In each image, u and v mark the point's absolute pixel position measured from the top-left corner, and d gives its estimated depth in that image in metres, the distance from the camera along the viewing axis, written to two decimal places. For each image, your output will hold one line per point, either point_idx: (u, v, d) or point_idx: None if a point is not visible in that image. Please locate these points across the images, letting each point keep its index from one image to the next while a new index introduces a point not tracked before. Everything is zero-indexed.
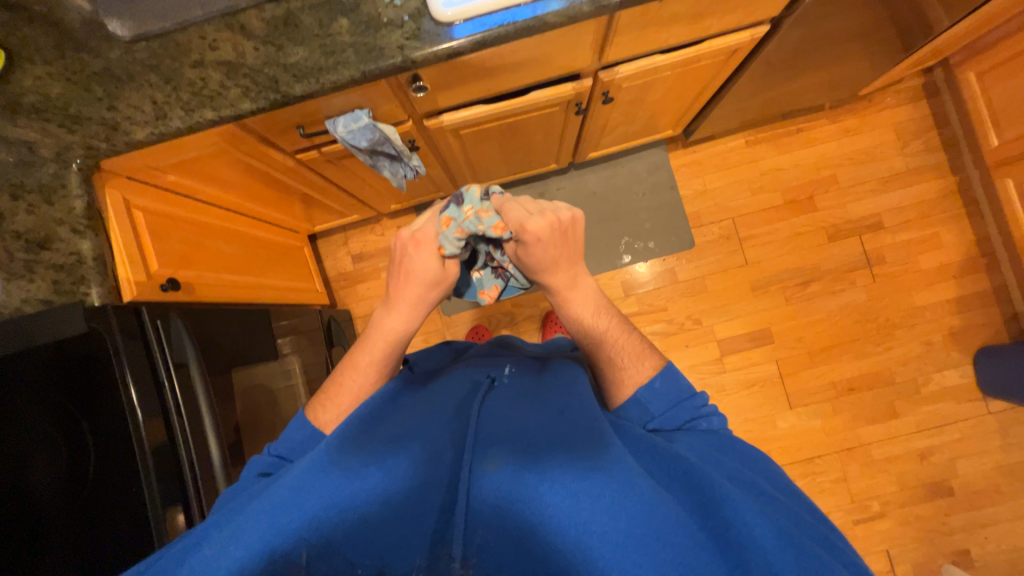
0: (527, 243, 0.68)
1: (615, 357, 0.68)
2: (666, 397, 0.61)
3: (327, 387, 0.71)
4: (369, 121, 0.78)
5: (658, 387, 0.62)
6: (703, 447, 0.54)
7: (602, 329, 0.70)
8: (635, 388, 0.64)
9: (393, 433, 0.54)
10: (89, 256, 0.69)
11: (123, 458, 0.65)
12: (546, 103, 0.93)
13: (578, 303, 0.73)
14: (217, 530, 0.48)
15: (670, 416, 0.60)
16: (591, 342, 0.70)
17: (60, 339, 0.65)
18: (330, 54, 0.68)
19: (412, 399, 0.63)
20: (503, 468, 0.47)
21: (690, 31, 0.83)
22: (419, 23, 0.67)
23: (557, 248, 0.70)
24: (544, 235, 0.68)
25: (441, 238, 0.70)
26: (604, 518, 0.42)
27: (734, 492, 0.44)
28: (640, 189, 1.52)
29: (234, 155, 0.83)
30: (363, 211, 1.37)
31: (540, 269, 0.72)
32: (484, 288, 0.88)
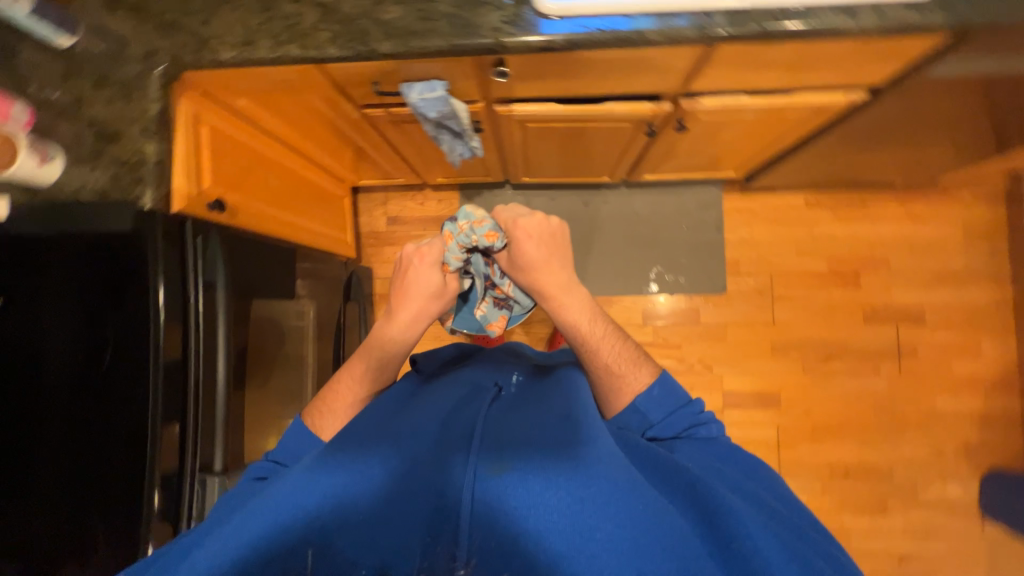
0: (520, 239, 0.74)
1: (611, 365, 0.69)
2: (665, 404, 0.66)
3: (323, 395, 0.73)
4: (443, 94, 0.78)
5: (657, 394, 0.67)
6: (700, 455, 0.59)
7: (598, 337, 0.71)
8: (634, 395, 0.67)
9: (389, 430, 0.55)
10: (151, 158, 0.71)
11: (133, 364, 0.66)
12: (619, 117, 0.91)
13: (573, 309, 0.73)
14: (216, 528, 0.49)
15: (669, 423, 0.65)
16: (588, 350, 0.70)
17: (105, 231, 0.68)
18: (425, 20, 0.67)
19: (413, 401, 0.64)
20: (506, 469, 0.47)
21: (785, 80, 0.80)
22: (520, 9, 0.67)
23: (550, 248, 0.75)
24: (535, 231, 0.74)
25: (447, 252, 0.77)
26: (607, 526, 0.43)
27: (737, 506, 0.47)
28: (685, 224, 1.49)
29: (307, 95, 0.85)
30: (409, 177, 1.38)
31: (534, 273, 0.75)
32: (490, 320, 0.90)
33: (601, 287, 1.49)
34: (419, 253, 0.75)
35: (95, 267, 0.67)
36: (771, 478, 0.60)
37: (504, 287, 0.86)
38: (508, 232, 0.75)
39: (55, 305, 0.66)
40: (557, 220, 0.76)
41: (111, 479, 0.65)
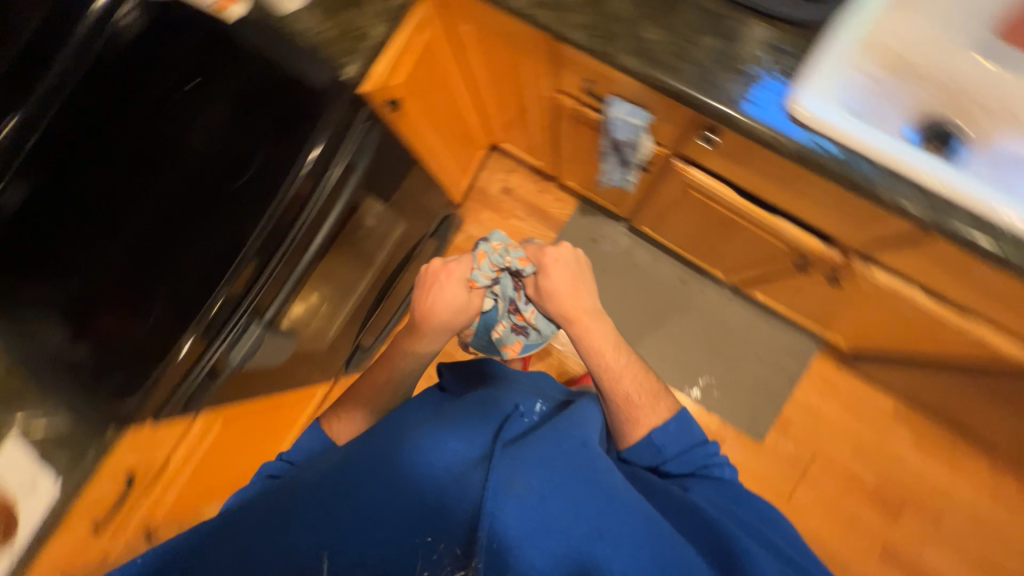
0: (550, 269, 0.84)
1: (632, 397, 0.77)
2: (680, 440, 0.72)
3: (341, 402, 0.83)
4: (640, 125, 0.77)
5: (672, 429, 0.73)
6: (711, 494, 0.65)
7: (620, 368, 0.80)
8: (650, 428, 0.73)
9: (397, 445, 0.56)
10: (370, 39, 0.75)
11: (264, 196, 0.72)
12: (782, 237, 0.86)
13: (596, 334, 0.83)
14: (220, 525, 0.50)
15: (683, 461, 0.71)
16: (609, 378, 0.79)
17: (304, 77, 0.73)
18: (677, 57, 0.65)
19: (430, 416, 0.65)
20: (527, 492, 0.48)
21: (974, 301, 0.73)
22: (769, 96, 0.63)
23: (578, 279, 0.85)
24: (564, 262, 0.84)
25: (477, 270, 0.81)
26: (622, 558, 0.46)
27: (751, 548, 0.52)
28: (762, 358, 1.40)
29: (522, 55, 0.86)
30: (545, 166, 1.38)
31: (564, 302, 0.84)
32: (507, 343, 0.99)
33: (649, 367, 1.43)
34: (445, 268, 0.82)
35: (277, 98, 0.74)
36: (778, 524, 0.63)
37: (527, 314, 0.93)
38: (539, 263, 0.84)
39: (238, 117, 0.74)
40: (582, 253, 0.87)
41: (191, 271, 0.71)
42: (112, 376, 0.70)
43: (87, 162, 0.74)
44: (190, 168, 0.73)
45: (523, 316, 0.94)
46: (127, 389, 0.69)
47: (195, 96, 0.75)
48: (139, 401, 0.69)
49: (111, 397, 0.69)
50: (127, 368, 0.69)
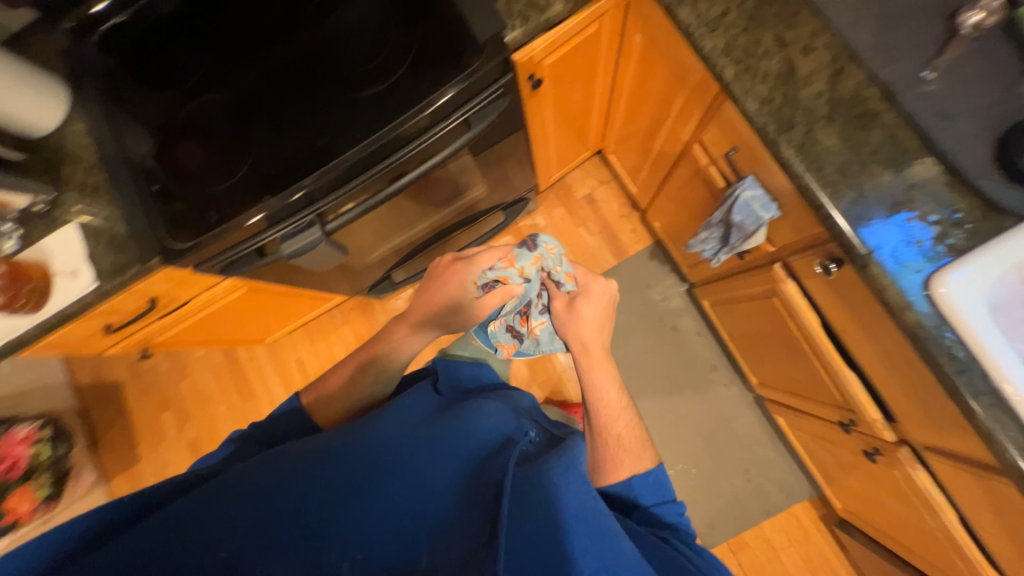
0: (586, 299, 0.82)
1: (622, 438, 0.76)
2: (660, 492, 0.70)
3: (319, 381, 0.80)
4: (764, 219, 0.72)
5: (652, 479, 0.71)
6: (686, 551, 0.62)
7: (617, 412, 0.80)
8: (630, 472, 0.71)
9: (402, 455, 0.59)
10: (549, 15, 0.69)
11: (377, 114, 0.71)
12: (841, 387, 0.81)
13: (604, 371, 0.82)
14: (223, 493, 0.54)
15: (657, 506, 0.69)
16: (604, 416, 0.78)
17: (465, 20, 0.69)
18: (842, 174, 0.59)
19: (438, 421, 0.66)
20: (532, 538, 0.50)
21: (1011, 559, 0.65)
22: (919, 259, 0.56)
23: (606, 314, 0.84)
24: (601, 296, 0.82)
25: (517, 267, 0.81)
26: None
27: None
28: (749, 475, 1.35)
29: (682, 91, 0.80)
30: (640, 197, 1.33)
31: (585, 330, 0.83)
32: (500, 339, 0.96)
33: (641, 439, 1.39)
34: (454, 266, 0.81)
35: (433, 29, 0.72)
36: None
37: (532, 325, 0.91)
38: (582, 287, 0.83)
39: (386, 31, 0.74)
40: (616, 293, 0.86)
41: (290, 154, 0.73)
42: (179, 209, 0.73)
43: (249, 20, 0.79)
44: (328, 59, 0.76)
45: (527, 328, 0.93)
46: (185, 220, 0.73)
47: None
48: (190, 241, 0.72)
49: (171, 227, 0.73)
50: (188, 204, 0.73)
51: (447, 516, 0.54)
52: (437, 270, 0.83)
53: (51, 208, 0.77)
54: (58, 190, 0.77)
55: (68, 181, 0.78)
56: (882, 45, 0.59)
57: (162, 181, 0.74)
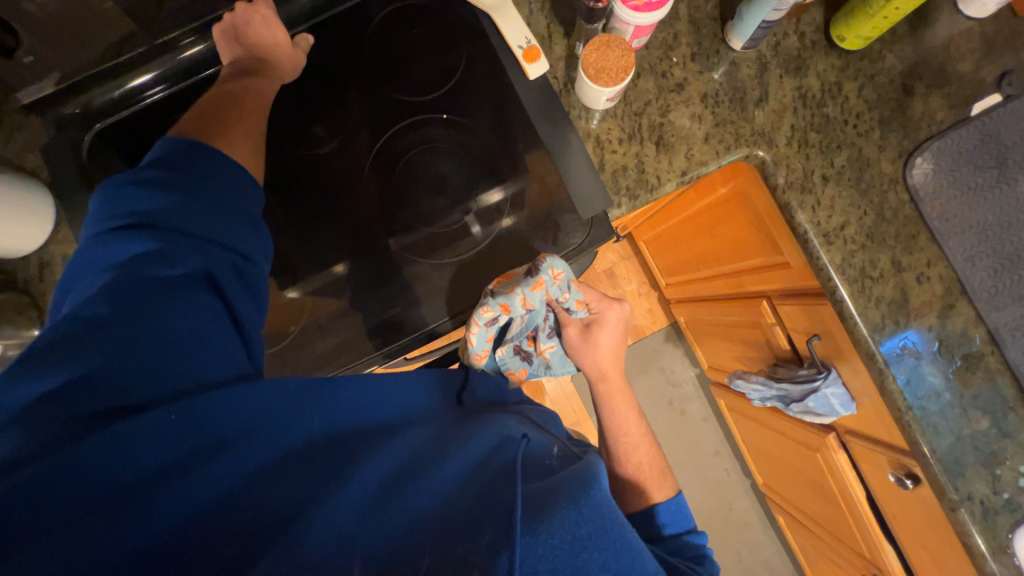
0: (601, 327, 0.75)
1: (643, 466, 0.75)
2: (685, 521, 0.68)
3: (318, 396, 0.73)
4: (838, 413, 0.73)
5: (674, 508, 0.69)
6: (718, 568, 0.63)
7: (637, 442, 0.78)
8: (656, 500, 0.70)
9: (395, 450, 0.44)
10: (659, 193, 0.62)
11: (460, 287, 0.66)
12: (873, 548, 0.84)
13: (620, 398, 0.80)
14: (172, 447, 0.34)
15: (676, 527, 0.68)
16: (624, 441, 0.77)
17: (568, 192, 0.61)
18: (941, 414, 0.59)
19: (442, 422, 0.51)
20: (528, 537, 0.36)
21: None
22: (1005, 511, 0.58)
23: (617, 349, 0.78)
24: (614, 324, 0.76)
25: (516, 295, 0.58)
26: None
27: None
28: (740, 554, 1.42)
29: (763, 256, 0.77)
30: (667, 287, 1.31)
31: (603, 358, 0.77)
32: (511, 368, 0.74)
33: None
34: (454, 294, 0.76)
35: (529, 191, 0.64)
36: None
37: (540, 346, 0.75)
38: (597, 314, 0.75)
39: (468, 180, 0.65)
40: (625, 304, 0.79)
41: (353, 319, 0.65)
42: None
43: (300, 137, 0.67)
44: (397, 202, 0.66)
45: (535, 346, 0.76)
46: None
47: (441, 129, 0.67)
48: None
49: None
50: None
51: (451, 523, 0.38)
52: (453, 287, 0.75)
53: None
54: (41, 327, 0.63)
55: None
56: (994, 287, 0.59)
57: None
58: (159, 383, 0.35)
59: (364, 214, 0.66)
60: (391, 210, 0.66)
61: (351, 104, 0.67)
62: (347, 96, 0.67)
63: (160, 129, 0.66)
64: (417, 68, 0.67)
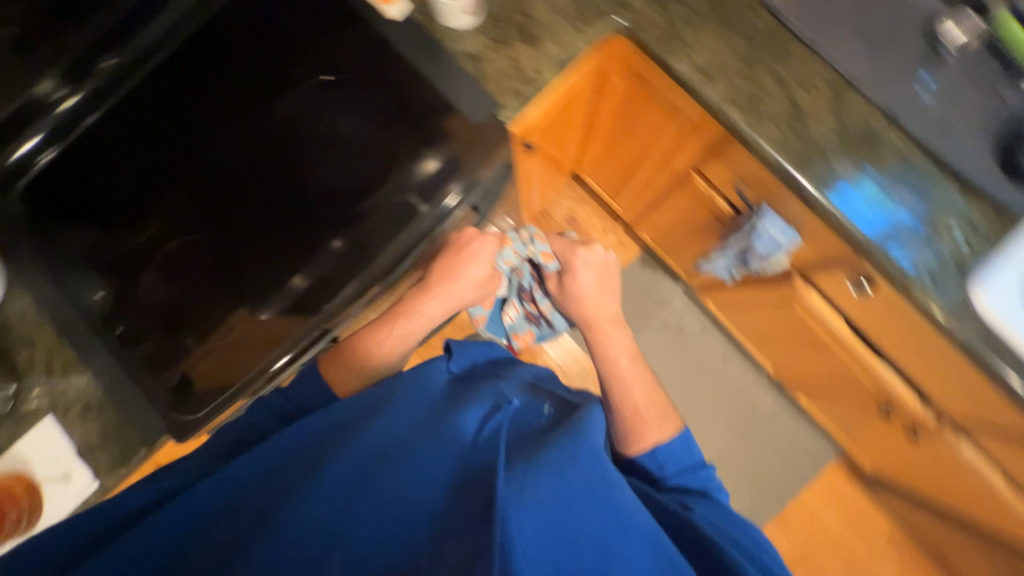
0: (579, 269, 0.92)
1: (641, 409, 0.80)
2: (682, 461, 0.74)
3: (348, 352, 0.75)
4: (785, 245, 0.73)
5: (675, 447, 0.75)
6: (714, 515, 0.65)
7: (631, 379, 0.85)
8: (654, 442, 0.75)
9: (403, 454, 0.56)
10: (541, 86, 0.65)
11: (391, 226, 0.66)
12: (876, 380, 0.84)
13: (613, 342, 0.89)
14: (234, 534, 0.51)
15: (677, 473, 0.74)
16: (621, 380, 0.85)
17: (459, 109, 0.65)
18: (866, 204, 0.61)
19: (434, 415, 0.61)
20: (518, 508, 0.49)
21: None
22: (952, 276, 0.59)
23: (601, 287, 0.93)
24: (593, 265, 0.93)
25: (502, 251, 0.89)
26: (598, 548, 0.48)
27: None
28: (779, 450, 1.42)
29: (674, 129, 0.79)
30: (625, 213, 1.32)
31: (586, 302, 0.92)
32: (518, 330, 1.03)
33: None
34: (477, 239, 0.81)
35: (429, 120, 0.67)
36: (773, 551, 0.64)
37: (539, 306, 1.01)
38: (568, 262, 0.92)
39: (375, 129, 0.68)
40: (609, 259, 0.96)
41: (303, 290, 0.65)
42: (153, 346, 0.65)
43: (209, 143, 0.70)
44: (315, 171, 0.68)
45: (536, 308, 1.01)
46: (160, 362, 0.65)
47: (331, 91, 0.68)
48: (177, 380, 0.64)
49: (143, 369, 0.64)
50: (155, 339, 0.65)
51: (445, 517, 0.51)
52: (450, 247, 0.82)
53: (13, 403, 0.65)
54: (17, 383, 0.65)
55: (27, 369, 0.66)
56: (873, 71, 0.61)
57: (123, 320, 0.66)
58: (221, 508, 0.54)
59: (288, 192, 0.68)
60: (310, 178, 0.68)
61: (243, 96, 0.70)
62: (237, 89, 0.70)
63: (79, 184, 0.69)
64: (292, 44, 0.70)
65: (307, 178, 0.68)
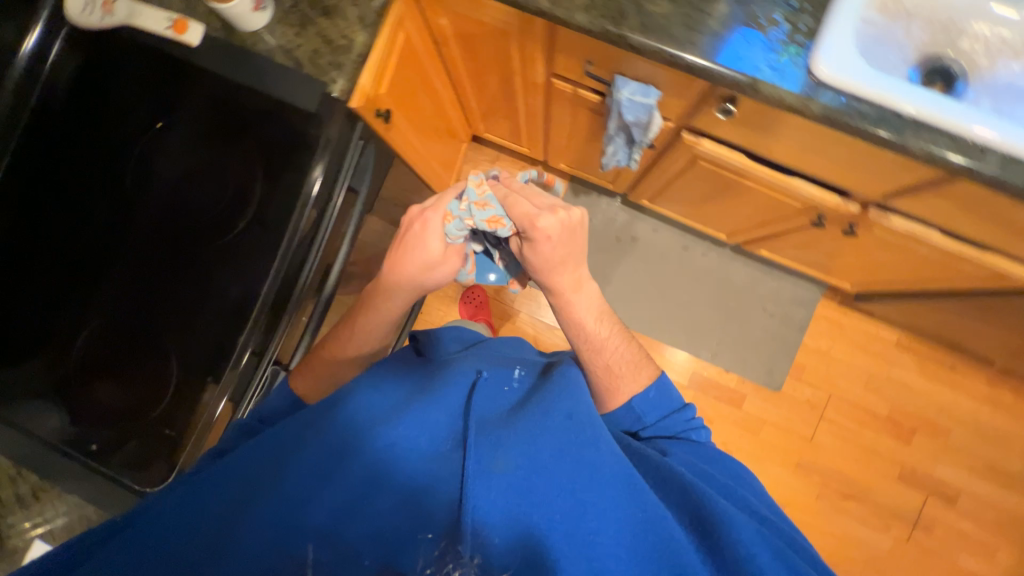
0: (540, 236, 0.70)
1: (612, 369, 0.80)
2: (661, 407, 0.78)
3: (314, 365, 0.74)
4: (652, 103, 0.73)
5: (651, 396, 0.79)
6: (693, 456, 0.70)
7: (603, 340, 0.80)
8: (628, 398, 0.79)
9: (376, 439, 0.57)
10: (358, 48, 0.67)
11: (269, 235, 0.65)
12: (796, 196, 0.86)
13: (578, 308, 0.78)
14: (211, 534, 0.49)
15: (659, 424, 0.77)
16: (591, 348, 0.80)
17: (290, 101, 0.65)
18: (690, 29, 0.62)
19: (405, 401, 0.64)
20: (498, 476, 0.53)
21: (992, 238, 0.73)
22: (791, 60, 0.61)
23: (564, 248, 0.72)
24: (555, 232, 0.70)
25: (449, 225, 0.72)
26: (585, 514, 0.51)
27: (734, 515, 0.54)
28: (769, 309, 1.45)
29: (513, 43, 0.80)
30: (533, 151, 1.33)
31: (548, 272, 0.75)
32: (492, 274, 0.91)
33: (649, 331, 1.47)
34: (421, 223, 0.72)
35: (265, 118, 0.66)
36: (752, 480, 0.70)
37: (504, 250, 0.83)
38: (530, 227, 0.70)
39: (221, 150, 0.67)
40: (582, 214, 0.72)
41: (223, 327, 0.65)
42: (134, 445, 0.64)
43: (72, 241, 0.67)
44: (187, 213, 0.67)
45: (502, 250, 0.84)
46: (146, 458, 0.64)
47: (165, 135, 0.68)
48: (168, 466, 0.63)
49: (134, 471, 0.64)
50: (139, 440, 0.65)
51: (426, 494, 0.53)
52: (405, 229, 0.74)
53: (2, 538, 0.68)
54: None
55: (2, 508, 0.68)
56: None
57: (94, 436, 0.65)
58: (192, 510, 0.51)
59: (169, 242, 0.67)
60: (182, 219, 0.67)
61: (81, 180, 0.68)
62: (71, 176, 0.68)
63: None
64: (108, 112, 0.68)
65: (179, 222, 0.67)
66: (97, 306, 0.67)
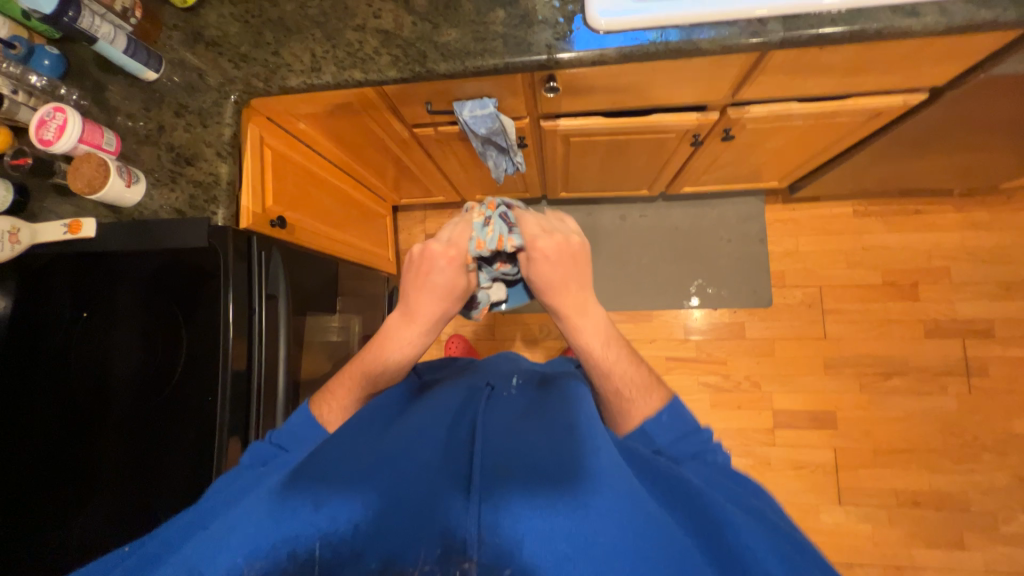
0: (540, 256, 0.68)
1: (618, 385, 0.65)
2: (680, 424, 0.59)
3: (334, 384, 0.68)
4: (494, 110, 0.80)
5: (665, 421, 0.60)
6: (710, 471, 0.53)
7: (611, 362, 0.66)
8: (640, 420, 0.61)
9: (381, 458, 0.51)
10: (225, 180, 0.76)
11: (208, 366, 0.70)
12: (665, 128, 0.91)
13: (587, 330, 0.68)
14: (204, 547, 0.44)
15: (677, 448, 0.58)
16: (597, 369, 0.67)
17: (185, 247, 0.73)
18: (481, 40, 0.70)
19: (406, 423, 0.57)
20: (508, 489, 0.46)
21: (838, 86, 0.78)
22: (572, 26, 0.68)
23: (566, 272, 0.68)
24: (551, 254, 0.68)
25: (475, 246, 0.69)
26: (606, 534, 0.41)
27: (736, 517, 0.45)
28: (726, 236, 1.48)
29: (365, 117, 0.89)
30: (448, 195, 1.41)
31: (550, 289, 0.69)
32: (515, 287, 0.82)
33: (628, 303, 1.49)
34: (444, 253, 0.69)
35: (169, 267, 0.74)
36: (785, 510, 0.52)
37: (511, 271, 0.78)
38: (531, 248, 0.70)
39: (145, 313, 0.73)
40: (580, 242, 0.70)
41: (199, 462, 0.68)
42: None
43: (34, 470, 0.70)
44: (134, 381, 0.72)
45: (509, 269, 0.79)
46: None
47: (84, 339, 0.73)
48: None
49: None
50: None
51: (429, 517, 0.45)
52: (424, 259, 0.70)
53: None
54: None
55: None
56: None
57: None
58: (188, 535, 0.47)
59: (128, 413, 0.71)
60: (132, 386, 0.72)
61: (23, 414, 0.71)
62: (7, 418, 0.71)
63: None
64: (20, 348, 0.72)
65: (130, 391, 0.71)
66: (93, 507, 0.69)
